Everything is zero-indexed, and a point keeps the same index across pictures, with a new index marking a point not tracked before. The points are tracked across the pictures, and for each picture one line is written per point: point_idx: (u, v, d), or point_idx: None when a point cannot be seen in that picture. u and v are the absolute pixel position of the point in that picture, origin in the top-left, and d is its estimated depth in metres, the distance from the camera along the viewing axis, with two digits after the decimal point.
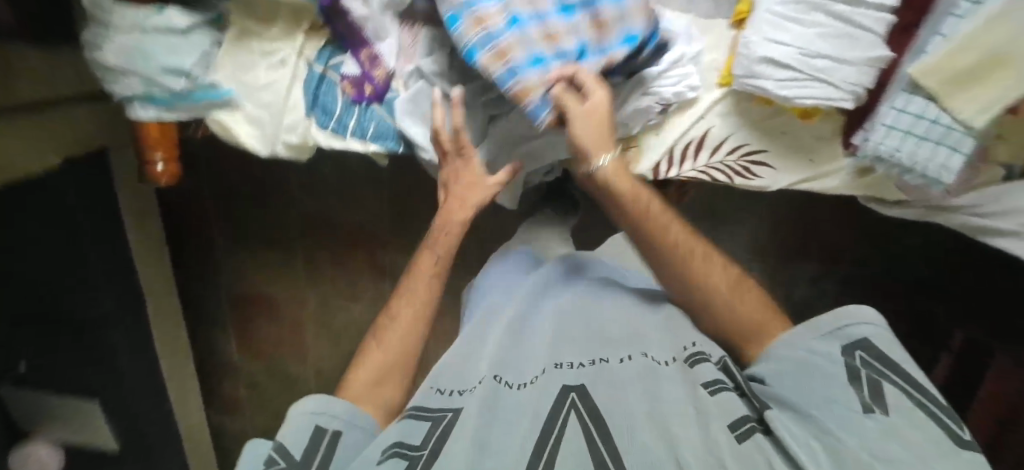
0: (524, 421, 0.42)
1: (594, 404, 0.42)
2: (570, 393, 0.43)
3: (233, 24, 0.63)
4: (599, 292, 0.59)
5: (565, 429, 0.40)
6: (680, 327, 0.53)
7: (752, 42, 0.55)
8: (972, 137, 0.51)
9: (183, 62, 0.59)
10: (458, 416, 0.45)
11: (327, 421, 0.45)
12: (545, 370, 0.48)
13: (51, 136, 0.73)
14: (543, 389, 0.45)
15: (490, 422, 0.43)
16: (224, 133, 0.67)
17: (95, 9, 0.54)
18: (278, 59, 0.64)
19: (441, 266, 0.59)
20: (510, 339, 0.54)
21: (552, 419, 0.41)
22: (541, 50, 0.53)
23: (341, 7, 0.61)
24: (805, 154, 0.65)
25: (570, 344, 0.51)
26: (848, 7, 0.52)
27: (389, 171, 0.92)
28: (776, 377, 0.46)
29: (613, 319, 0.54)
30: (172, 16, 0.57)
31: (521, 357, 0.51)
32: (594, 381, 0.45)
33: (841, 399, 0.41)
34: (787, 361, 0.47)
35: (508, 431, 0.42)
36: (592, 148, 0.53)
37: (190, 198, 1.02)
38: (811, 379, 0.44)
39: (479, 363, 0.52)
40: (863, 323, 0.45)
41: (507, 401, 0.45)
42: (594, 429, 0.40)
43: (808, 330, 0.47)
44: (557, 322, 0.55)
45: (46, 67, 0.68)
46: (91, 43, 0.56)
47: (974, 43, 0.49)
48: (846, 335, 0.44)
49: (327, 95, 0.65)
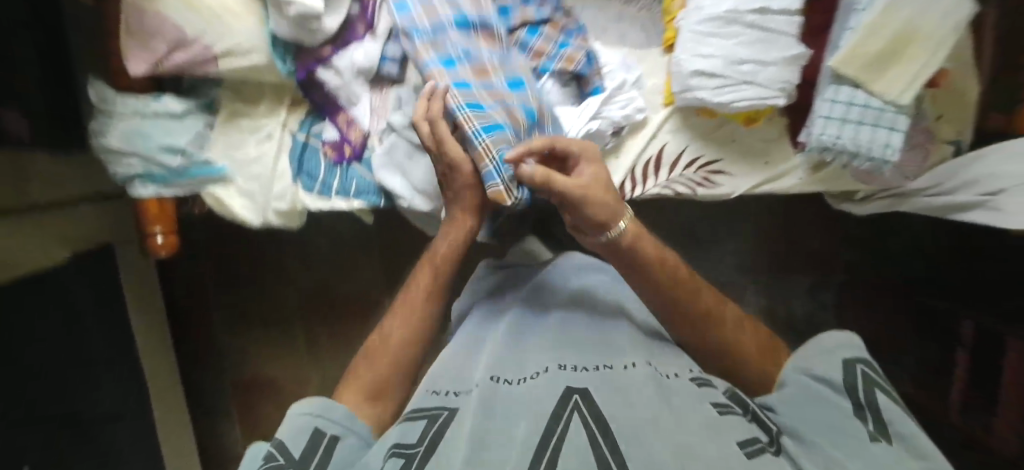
0: (528, 416, 0.44)
1: (597, 405, 0.44)
2: (573, 395, 0.45)
3: (223, 107, 0.69)
4: (603, 319, 0.62)
5: (567, 428, 0.42)
6: (676, 359, 0.58)
7: (683, 59, 0.62)
8: (904, 115, 0.61)
9: (178, 141, 0.64)
10: (456, 419, 0.47)
11: (326, 427, 0.48)
12: (547, 370, 0.51)
13: (55, 231, 0.78)
14: (546, 390, 0.47)
15: (495, 418, 0.45)
16: (218, 207, 0.70)
17: (101, 101, 0.60)
18: (265, 133, 0.70)
19: (440, 281, 0.61)
20: (508, 348, 0.57)
21: (556, 418, 0.43)
22: (501, 120, 0.58)
23: (317, 79, 0.67)
24: (759, 158, 0.71)
25: (569, 352, 0.55)
26: (758, 16, 0.59)
27: (377, 236, 0.99)
28: (784, 405, 0.53)
29: (619, 343, 0.57)
30: (167, 102, 0.63)
31: (521, 358, 0.55)
32: (596, 387, 0.47)
33: (843, 425, 0.47)
34: (793, 390, 0.53)
35: (511, 426, 0.44)
36: (613, 216, 0.56)
37: (193, 284, 1.03)
38: (820, 408, 0.50)
39: (477, 367, 0.55)
40: (851, 349, 0.53)
41: (507, 399, 0.48)
42: (597, 429, 0.42)
43: (808, 358, 0.55)
44: (557, 337, 0.58)
45: (54, 171, 0.78)
46: (95, 132, 0.61)
47: (877, 31, 0.59)
48: (842, 356, 0.53)
49: (311, 161, 0.71)
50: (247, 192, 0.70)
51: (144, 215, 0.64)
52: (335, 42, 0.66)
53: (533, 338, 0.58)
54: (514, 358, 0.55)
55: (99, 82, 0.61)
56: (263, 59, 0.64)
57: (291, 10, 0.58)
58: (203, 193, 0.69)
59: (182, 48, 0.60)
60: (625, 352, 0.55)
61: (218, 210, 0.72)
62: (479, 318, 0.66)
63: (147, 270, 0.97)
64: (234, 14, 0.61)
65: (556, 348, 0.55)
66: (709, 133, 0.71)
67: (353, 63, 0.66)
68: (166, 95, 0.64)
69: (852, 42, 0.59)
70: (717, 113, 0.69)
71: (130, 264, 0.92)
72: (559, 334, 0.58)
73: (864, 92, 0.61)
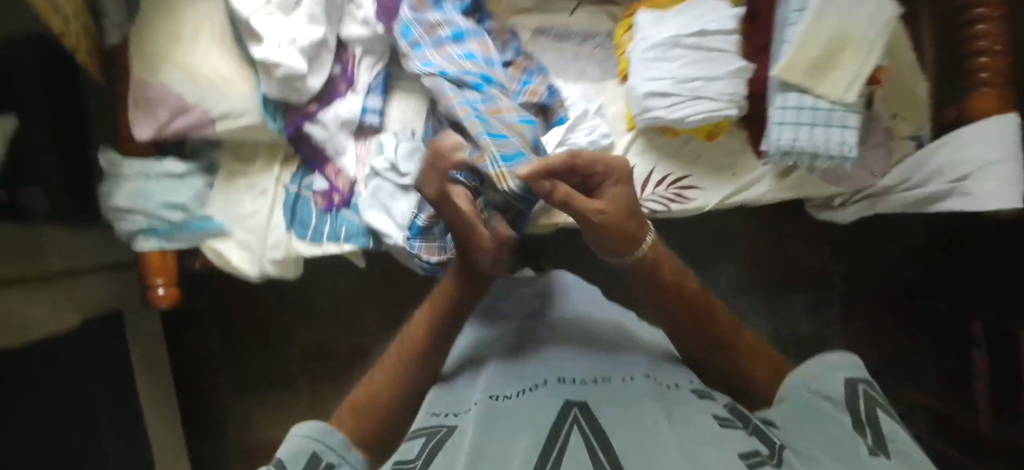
0: (527, 425, 0.42)
1: (597, 415, 0.42)
2: (572, 407, 0.43)
3: (222, 168, 0.75)
4: (608, 346, 0.60)
5: (567, 441, 0.39)
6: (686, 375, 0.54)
7: (637, 83, 0.67)
8: (853, 112, 0.64)
9: (179, 198, 0.69)
10: (456, 436, 0.45)
11: (322, 452, 0.46)
12: (546, 383, 0.49)
13: (66, 297, 0.83)
14: (545, 402, 0.45)
15: (493, 428, 0.43)
16: (219, 260, 0.74)
17: (110, 166, 0.67)
18: (260, 188, 0.75)
19: (438, 317, 0.60)
20: (505, 369, 0.55)
21: (555, 431, 0.40)
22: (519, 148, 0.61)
23: (305, 134, 0.73)
24: (727, 171, 0.74)
25: (570, 369, 0.53)
26: (696, 38, 0.65)
27: (375, 287, 1.02)
28: (784, 420, 0.48)
29: (626, 364, 0.54)
30: (169, 164, 0.69)
31: (519, 373, 0.53)
32: (597, 400, 0.45)
33: (848, 438, 0.42)
34: (791, 405, 0.49)
35: (511, 436, 0.41)
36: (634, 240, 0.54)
37: (200, 350, 1.06)
38: (819, 426, 0.45)
39: (476, 389, 0.53)
40: (846, 369, 0.49)
41: (507, 411, 0.45)
42: (596, 438, 0.39)
43: (811, 378, 0.50)
44: (560, 360, 0.55)
45: (66, 237, 0.84)
46: (105, 195, 0.67)
47: (811, 40, 0.63)
48: (843, 375, 0.48)
49: (304, 210, 0.75)
50: (243, 244, 0.74)
51: (147, 268, 0.68)
52: (320, 100, 0.72)
53: (532, 357, 0.57)
54: (514, 375, 0.53)
55: (109, 151, 0.68)
56: (257, 120, 0.70)
57: (278, 72, 0.65)
58: (204, 247, 0.73)
59: (182, 114, 0.67)
60: (629, 370, 0.52)
61: (220, 265, 0.75)
62: (475, 345, 0.64)
63: (156, 336, 1.01)
64: (229, 82, 0.68)
65: (556, 365, 0.54)
66: (674, 153, 0.74)
67: (337, 116, 0.72)
68: (169, 158, 0.70)
69: (789, 53, 0.64)
70: (679, 132, 0.73)
71: (139, 329, 0.96)
72: (559, 354, 0.57)
73: (811, 96, 0.65)
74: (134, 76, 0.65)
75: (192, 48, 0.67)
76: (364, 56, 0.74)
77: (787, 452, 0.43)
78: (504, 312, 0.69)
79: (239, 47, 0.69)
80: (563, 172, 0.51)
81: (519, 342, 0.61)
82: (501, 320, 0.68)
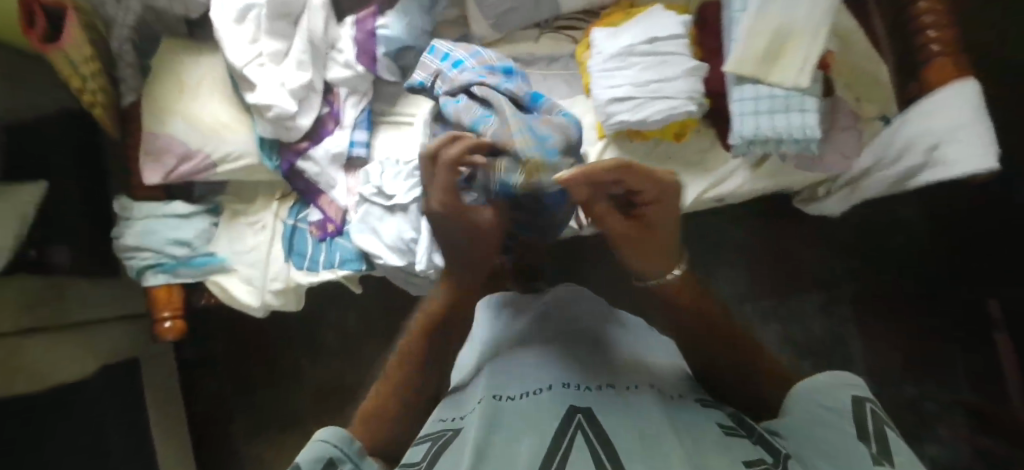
0: (529, 430, 0.36)
1: (603, 425, 0.36)
2: (575, 414, 0.37)
3: (225, 208, 0.80)
4: (622, 347, 0.51)
5: (571, 452, 0.33)
6: (686, 386, 0.46)
7: (599, 92, 0.72)
8: (809, 96, 0.66)
9: (185, 235, 0.75)
10: (459, 440, 0.39)
11: (340, 461, 0.40)
12: (552, 385, 0.42)
13: (84, 347, 0.88)
14: (548, 406, 0.39)
15: (497, 432, 0.37)
16: (223, 295, 0.78)
17: (122, 210, 0.74)
18: (260, 224, 0.79)
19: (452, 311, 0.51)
20: (500, 367, 0.47)
21: (557, 442, 0.34)
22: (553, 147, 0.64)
23: (298, 170, 0.77)
24: (700, 167, 0.77)
25: (579, 367, 0.46)
26: (649, 45, 0.70)
27: (379, 322, 1.05)
28: (785, 434, 0.39)
29: (639, 372, 0.46)
30: (176, 205, 0.75)
31: (526, 369, 0.46)
32: (604, 405, 0.39)
33: (849, 455, 0.34)
34: (795, 422, 0.40)
35: (513, 444, 0.35)
36: (657, 263, 0.45)
37: (214, 397, 1.09)
38: (821, 446, 0.36)
39: (474, 389, 0.46)
40: (851, 384, 0.40)
41: (512, 413, 0.39)
42: (603, 451, 0.33)
43: (814, 392, 0.41)
44: (569, 360, 0.47)
45: (86, 291, 0.92)
46: (117, 236, 0.73)
47: (755, 34, 0.67)
48: (848, 387, 0.40)
49: (300, 241, 0.79)
50: (242, 277, 0.78)
51: (154, 302, 0.73)
52: (312, 138, 0.77)
53: (537, 352, 0.49)
54: (517, 371, 0.46)
55: (124, 198, 0.75)
56: (255, 160, 0.75)
57: (271, 113, 0.71)
58: (209, 282, 0.77)
59: (188, 160, 0.73)
60: (635, 374, 0.46)
61: (225, 300, 0.79)
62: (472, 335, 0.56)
63: (172, 384, 1.04)
64: (229, 127, 0.75)
65: (566, 362, 0.46)
66: (646, 155, 0.77)
67: (327, 151, 0.76)
68: (177, 201, 0.76)
69: (738, 49, 0.68)
70: (649, 135, 0.76)
71: (155, 376, 0.99)
72: (564, 350, 0.49)
73: (766, 86, 0.68)
74: (145, 127, 0.72)
75: (197, 101, 0.75)
76: (349, 94, 0.78)
77: (792, 461, 0.35)
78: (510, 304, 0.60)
79: (236, 96, 0.76)
80: (609, 181, 0.41)
81: (531, 335, 0.52)
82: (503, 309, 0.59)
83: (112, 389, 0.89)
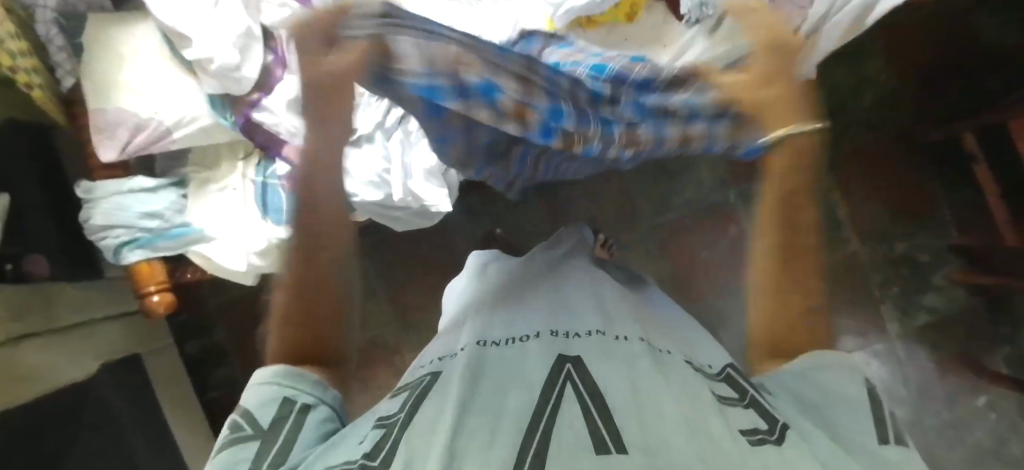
0: (518, 382, 0.37)
1: (591, 377, 0.36)
2: (564, 365, 0.38)
3: (192, 180, 0.78)
4: (595, 283, 0.54)
5: (561, 398, 0.34)
6: (653, 333, 0.47)
7: None
8: None
9: (155, 207, 0.73)
10: (441, 385, 0.38)
11: (296, 396, 0.39)
12: (539, 333, 0.43)
13: (84, 349, 0.84)
14: (535, 358, 0.39)
15: (482, 385, 0.37)
16: (206, 264, 0.76)
17: (87, 192, 0.73)
18: (229, 187, 0.78)
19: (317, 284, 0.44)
20: (486, 313, 0.50)
21: (549, 389, 0.35)
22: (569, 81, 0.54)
23: (255, 123, 0.76)
24: (658, 45, 0.77)
25: (569, 317, 0.46)
26: None
27: (377, 275, 1.05)
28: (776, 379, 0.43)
29: (620, 310, 0.48)
30: (139, 180, 0.74)
31: (514, 318, 0.47)
32: (591, 352, 0.40)
33: (852, 425, 0.37)
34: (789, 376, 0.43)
35: (500, 396, 0.35)
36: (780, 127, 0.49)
37: (227, 382, 1.08)
38: (805, 396, 0.41)
39: (461, 336, 0.47)
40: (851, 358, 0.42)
41: (496, 365, 0.39)
42: (592, 404, 0.33)
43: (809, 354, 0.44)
44: (548, 311, 0.47)
45: (89, 291, 0.90)
46: (86, 220, 0.72)
47: None
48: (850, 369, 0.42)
49: (274, 197, 0.76)
50: (223, 245, 0.75)
51: (138, 278, 0.72)
52: (262, 88, 0.76)
53: (525, 304, 0.49)
54: (504, 319, 0.47)
55: (87, 182, 0.74)
56: (208, 120, 0.72)
57: (212, 66, 0.69)
58: (190, 253, 0.75)
59: (140, 132, 0.70)
60: (622, 323, 0.46)
61: (210, 270, 0.77)
62: (456, 304, 0.59)
63: (184, 378, 1.03)
64: (178, 91, 0.72)
65: (548, 316, 0.46)
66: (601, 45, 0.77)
67: (282, 99, 0.76)
68: (140, 176, 0.75)
69: None
70: (601, 22, 0.76)
71: (164, 372, 0.97)
72: (551, 299, 0.50)
73: None
74: (89, 102, 0.69)
75: (139, 70, 0.72)
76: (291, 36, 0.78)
77: (790, 431, 0.34)
78: (490, 271, 0.61)
79: (177, 56, 0.73)
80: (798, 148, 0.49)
81: (525, 285, 0.53)
82: (485, 271, 0.62)
83: (124, 394, 0.85)
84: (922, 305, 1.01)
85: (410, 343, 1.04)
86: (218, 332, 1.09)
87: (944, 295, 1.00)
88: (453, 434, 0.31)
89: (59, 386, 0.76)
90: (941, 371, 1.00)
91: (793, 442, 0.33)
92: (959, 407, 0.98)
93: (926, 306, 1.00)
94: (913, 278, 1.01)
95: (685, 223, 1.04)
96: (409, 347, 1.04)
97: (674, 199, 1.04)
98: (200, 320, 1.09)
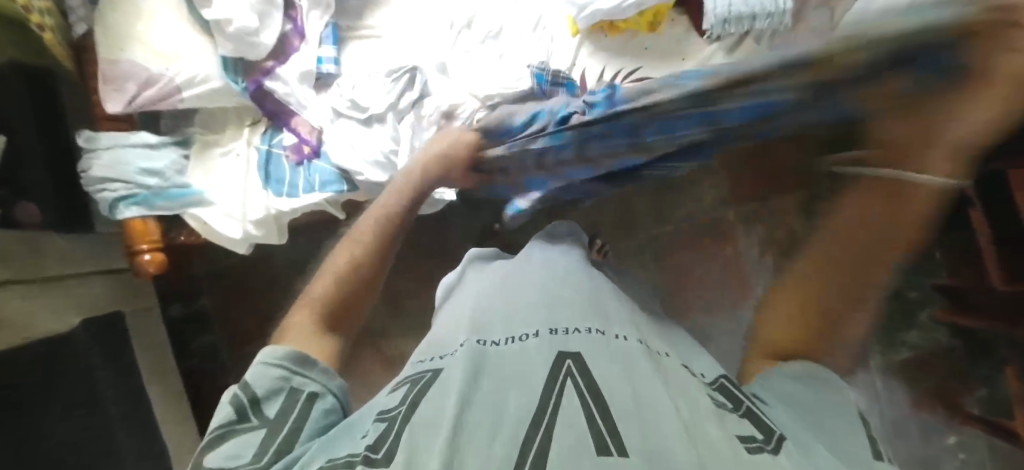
0: (518, 381, 0.36)
1: (592, 376, 0.36)
2: (564, 362, 0.37)
3: (196, 142, 0.77)
4: (596, 282, 0.54)
5: (561, 397, 0.34)
6: (649, 336, 0.47)
7: None
8: None
9: (156, 164, 0.72)
10: (441, 380, 0.38)
11: (302, 385, 0.40)
12: (538, 331, 0.42)
13: (70, 301, 0.83)
14: (535, 355, 0.39)
15: (483, 382, 0.37)
16: (200, 228, 0.74)
17: (88, 141, 0.71)
18: (233, 153, 0.77)
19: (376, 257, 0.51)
20: (485, 308, 0.49)
21: (549, 388, 0.35)
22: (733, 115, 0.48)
23: (266, 91, 0.76)
24: (677, 56, 0.76)
25: (567, 313, 0.46)
26: None
27: None
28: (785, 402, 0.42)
29: (615, 310, 0.48)
30: (144, 135, 0.73)
31: (512, 314, 0.46)
32: (592, 350, 0.39)
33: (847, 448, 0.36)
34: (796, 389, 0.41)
35: (500, 396, 0.35)
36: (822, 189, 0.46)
37: (208, 348, 1.07)
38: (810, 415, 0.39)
39: (459, 330, 0.46)
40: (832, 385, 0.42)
41: (497, 362, 0.39)
42: (592, 404, 0.33)
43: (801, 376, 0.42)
44: (549, 304, 0.47)
45: (80, 245, 0.88)
46: (84, 169, 0.71)
47: None
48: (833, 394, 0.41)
49: (277, 168, 0.76)
50: (220, 210, 0.74)
51: (131, 234, 0.71)
52: (276, 57, 0.76)
53: (524, 297, 0.49)
54: (503, 315, 0.47)
55: (89, 131, 0.72)
56: (219, 83, 0.72)
57: (232, 27, 0.70)
58: (186, 215, 0.73)
59: (150, 87, 0.69)
60: (619, 323, 0.46)
61: (205, 234, 0.75)
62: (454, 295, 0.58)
63: (165, 344, 1.02)
64: (190, 50, 0.71)
65: (550, 312, 0.46)
66: (618, 51, 0.77)
67: (296, 70, 0.76)
68: (145, 132, 0.74)
69: None
70: (623, 29, 0.77)
71: (144, 334, 0.96)
72: (550, 292, 0.49)
73: None
74: (100, 51, 0.68)
75: (156, 24, 0.71)
76: (311, 8, 0.79)
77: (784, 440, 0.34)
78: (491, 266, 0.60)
79: (195, 13, 0.72)
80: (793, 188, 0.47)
81: (529, 278, 0.52)
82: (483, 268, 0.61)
83: (105, 351, 0.84)
84: (904, 341, 1.02)
85: (397, 329, 1.04)
86: (205, 299, 1.08)
87: (926, 334, 1.02)
88: (453, 435, 0.31)
89: (53, 335, 0.76)
90: (916, 407, 1.01)
91: (788, 451, 0.32)
92: (930, 444, 1.00)
93: (908, 343, 1.02)
94: (898, 313, 1.02)
95: (683, 236, 1.06)
96: (396, 332, 1.04)
97: (674, 212, 1.06)
98: (188, 285, 1.08)
